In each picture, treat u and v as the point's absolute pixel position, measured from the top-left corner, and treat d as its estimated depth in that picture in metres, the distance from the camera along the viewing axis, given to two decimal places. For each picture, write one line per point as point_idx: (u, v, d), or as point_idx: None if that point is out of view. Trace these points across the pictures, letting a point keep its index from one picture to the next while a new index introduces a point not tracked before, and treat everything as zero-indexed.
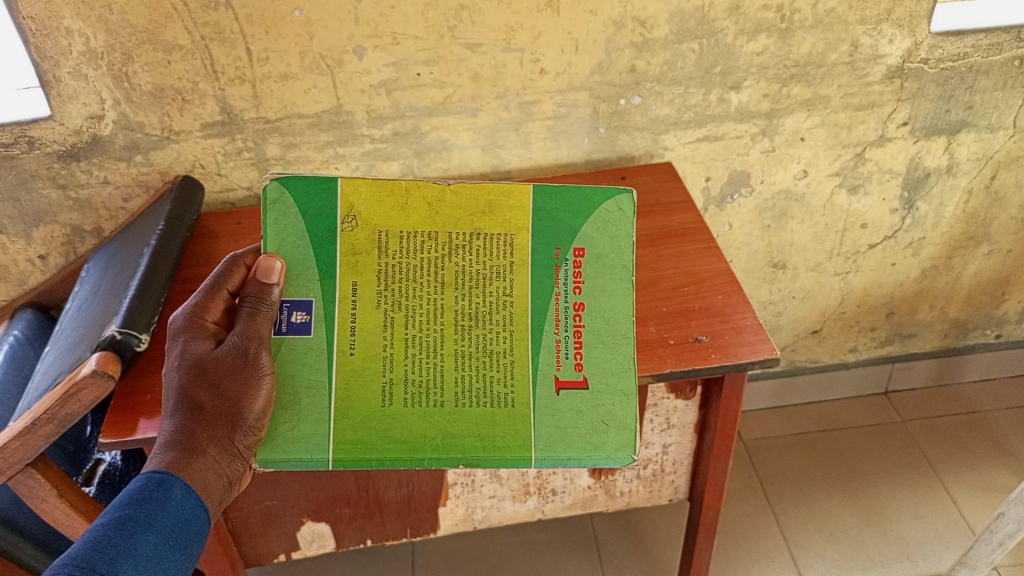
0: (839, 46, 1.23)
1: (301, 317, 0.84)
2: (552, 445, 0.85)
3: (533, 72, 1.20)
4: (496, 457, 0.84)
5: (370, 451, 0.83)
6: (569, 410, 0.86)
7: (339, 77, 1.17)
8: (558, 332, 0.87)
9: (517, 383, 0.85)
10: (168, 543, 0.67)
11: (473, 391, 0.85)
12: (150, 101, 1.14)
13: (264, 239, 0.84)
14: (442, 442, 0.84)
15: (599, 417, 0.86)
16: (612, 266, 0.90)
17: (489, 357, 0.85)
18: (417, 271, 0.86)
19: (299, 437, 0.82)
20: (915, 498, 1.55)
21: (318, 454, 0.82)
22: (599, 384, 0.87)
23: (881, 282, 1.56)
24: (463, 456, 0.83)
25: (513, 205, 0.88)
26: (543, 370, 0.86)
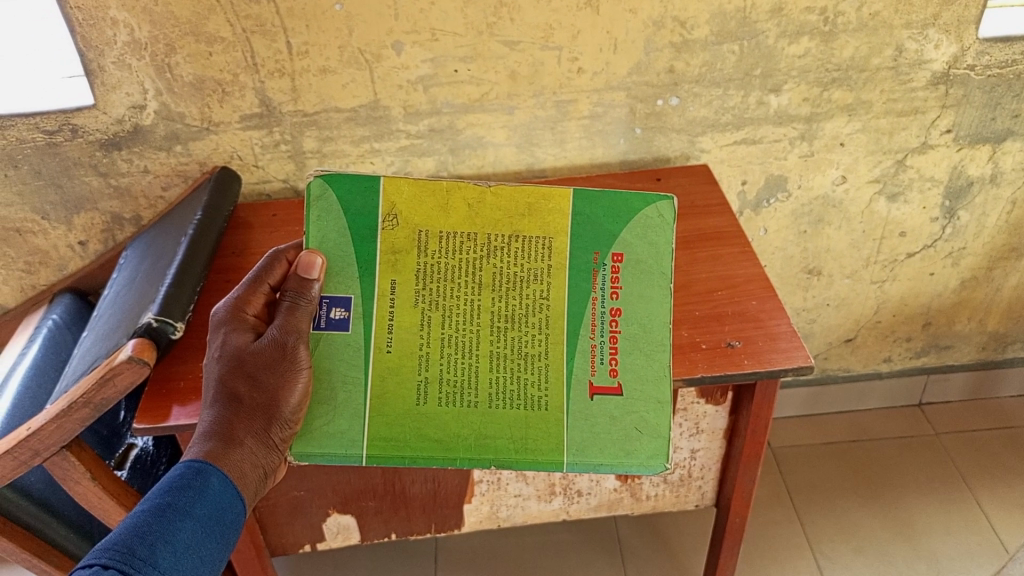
0: (883, 51, 1.20)
1: (340, 313, 0.85)
2: (585, 450, 0.85)
3: (571, 71, 1.20)
4: (529, 460, 0.84)
5: (402, 448, 0.83)
6: (602, 415, 0.86)
7: (377, 72, 1.17)
8: (594, 337, 0.87)
9: (551, 387, 0.85)
10: (205, 531, 0.68)
11: (508, 392, 0.85)
12: (191, 92, 1.16)
13: (307, 235, 0.86)
14: (475, 442, 0.84)
15: (633, 424, 0.86)
16: (650, 273, 0.89)
17: (524, 359, 0.85)
18: (455, 271, 0.86)
19: (334, 432, 0.83)
20: (948, 513, 1.52)
21: (352, 450, 0.83)
22: (633, 391, 0.87)
23: (918, 292, 1.53)
24: (496, 458, 0.83)
25: (552, 209, 0.88)
26: (577, 374, 0.86)
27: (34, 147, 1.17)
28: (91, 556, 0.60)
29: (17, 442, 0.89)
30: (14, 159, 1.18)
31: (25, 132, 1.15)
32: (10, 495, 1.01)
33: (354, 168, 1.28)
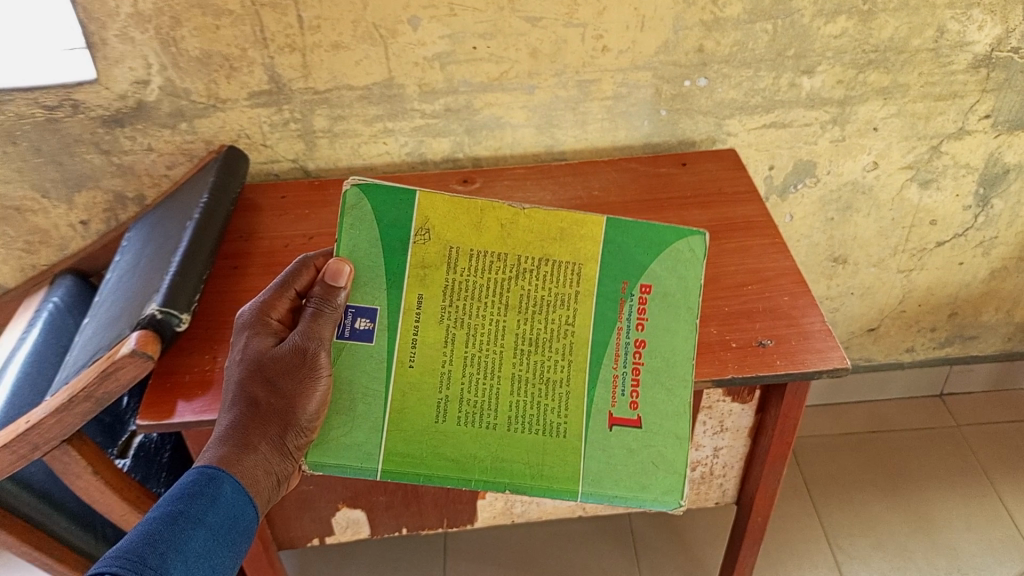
0: (924, 32, 1.15)
1: (365, 323, 0.80)
2: (600, 480, 0.81)
3: (595, 49, 1.14)
4: (544, 487, 0.80)
5: (418, 465, 0.79)
6: (620, 447, 0.82)
7: (392, 48, 1.12)
8: (616, 367, 0.82)
9: (572, 414, 0.81)
10: (216, 537, 0.66)
11: (528, 419, 0.81)
12: (197, 67, 1.11)
13: (340, 245, 0.80)
14: (491, 465, 0.80)
15: (649, 457, 0.82)
16: (678, 306, 0.85)
17: (546, 385, 0.81)
18: (483, 291, 0.82)
19: (350, 445, 0.79)
20: (968, 508, 1.49)
21: (367, 463, 0.79)
22: (653, 424, 0.83)
23: (946, 282, 1.49)
24: (511, 482, 0.80)
25: (585, 236, 0.83)
26: (598, 404, 0.82)
27: (33, 123, 1.12)
28: (100, 565, 0.58)
29: (16, 436, 0.85)
30: (12, 135, 1.13)
31: (23, 108, 1.10)
32: (10, 488, 0.97)
33: (366, 148, 1.23)
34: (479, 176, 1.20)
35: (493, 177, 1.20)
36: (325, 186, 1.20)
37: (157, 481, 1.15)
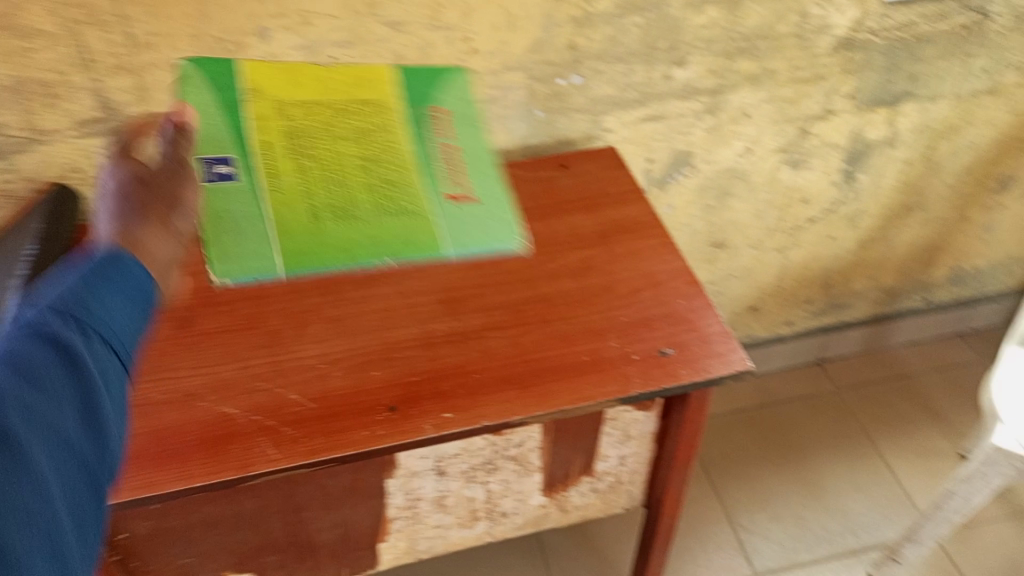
0: (789, 18, 1.15)
1: (223, 169, 0.93)
2: (460, 237, 0.96)
3: (463, 52, 1.07)
4: (417, 253, 0.93)
5: (309, 257, 0.91)
6: (465, 217, 0.98)
7: (240, 64, 1.01)
8: (445, 188, 0.97)
9: (420, 204, 0.95)
10: (134, 312, 0.54)
11: (379, 211, 0.94)
12: (10, 97, 0.96)
13: (195, 124, 0.92)
14: (370, 247, 0.92)
15: (490, 223, 0.99)
16: (466, 122, 1.04)
17: (394, 192, 0.95)
18: (319, 132, 0.95)
19: (247, 254, 0.92)
20: (854, 469, 1.55)
21: (265, 263, 0.91)
22: (484, 198, 1.00)
23: (819, 256, 1.53)
24: (388, 253, 0.92)
25: (376, 82, 0.99)
26: (438, 193, 0.97)
27: None
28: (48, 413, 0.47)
29: None
30: None
31: None
32: None
33: None
34: None
35: None
36: None
37: None
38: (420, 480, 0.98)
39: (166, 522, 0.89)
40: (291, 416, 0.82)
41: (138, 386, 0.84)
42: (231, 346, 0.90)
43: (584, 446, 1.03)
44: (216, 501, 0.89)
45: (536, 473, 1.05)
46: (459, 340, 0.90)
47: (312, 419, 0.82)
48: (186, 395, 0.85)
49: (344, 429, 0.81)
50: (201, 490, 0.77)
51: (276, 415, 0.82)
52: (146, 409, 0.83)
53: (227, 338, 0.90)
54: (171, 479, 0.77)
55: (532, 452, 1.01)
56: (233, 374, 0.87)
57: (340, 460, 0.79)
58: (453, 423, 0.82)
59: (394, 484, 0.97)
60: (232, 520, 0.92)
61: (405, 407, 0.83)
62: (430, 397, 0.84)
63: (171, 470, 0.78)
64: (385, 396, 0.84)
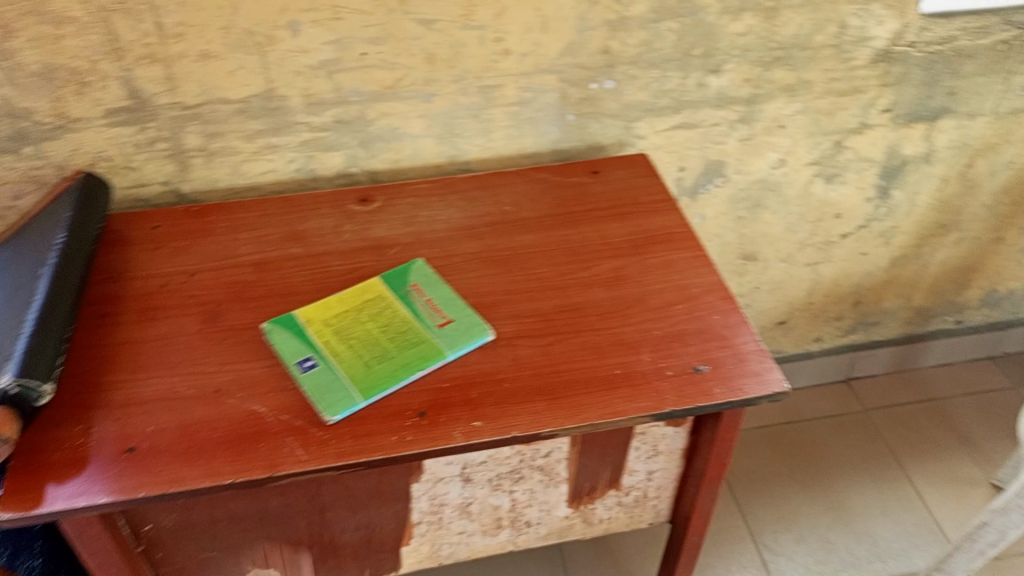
0: (826, 28, 1.13)
1: None
2: (451, 342, 0.88)
3: (495, 53, 1.06)
4: (430, 366, 0.85)
5: (373, 386, 0.83)
6: (454, 330, 0.90)
7: (270, 57, 1.00)
8: (439, 319, 0.91)
9: (422, 336, 0.89)
10: None
11: (411, 345, 0.88)
12: (40, 83, 0.96)
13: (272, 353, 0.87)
14: (403, 372, 0.85)
15: (461, 317, 0.91)
16: (436, 280, 0.96)
17: (406, 336, 0.89)
18: (343, 325, 0.90)
19: (326, 385, 0.83)
20: (883, 493, 1.51)
21: (347, 391, 0.82)
22: (462, 314, 0.91)
23: (850, 272, 1.50)
24: (420, 368, 0.85)
25: (371, 287, 0.95)
26: (429, 329, 0.90)
27: None
28: None
29: None
30: None
31: None
32: None
33: (248, 166, 1.10)
34: (378, 194, 1.10)
35: (393, 195, 1.10)
36: (205, 212, 1.07)
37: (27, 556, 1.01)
38: (446, 486, 0.95)
39: (191, 515, 0.89)
40: (318, 418, 0.80)
41: (167, 380, 0.84)
42: (254, 346, 0.88)
43: (613, 459, 1.00)
44: (242, 498, 0.88)
45: (562, 484, 1.01)
46: (488, 347, 0.88)
47: (338, 423, 0.80)
48: (214, 390, 0.83)
49: (371, 433, 0.79)
50: (224, 487, 0.75)
51: (302, 415, 0.81)
52: (173, 403, 0.82)
53: (254, 335, 0.90)
54: (193, 476, 0.75)
55: (558, 463, 0.98)
56: (260, 372, 0.85)
57: (365, 465, 0.77)
58: (482, 432, 0.79)
59: (419, 489, 0.95)
60: (255, 517, 0.91)
61: (434, 414, 0.81)
62: (460, 404, 0.82)
63: (195, 467, 0.76)
64: (416, 401, 0.82)
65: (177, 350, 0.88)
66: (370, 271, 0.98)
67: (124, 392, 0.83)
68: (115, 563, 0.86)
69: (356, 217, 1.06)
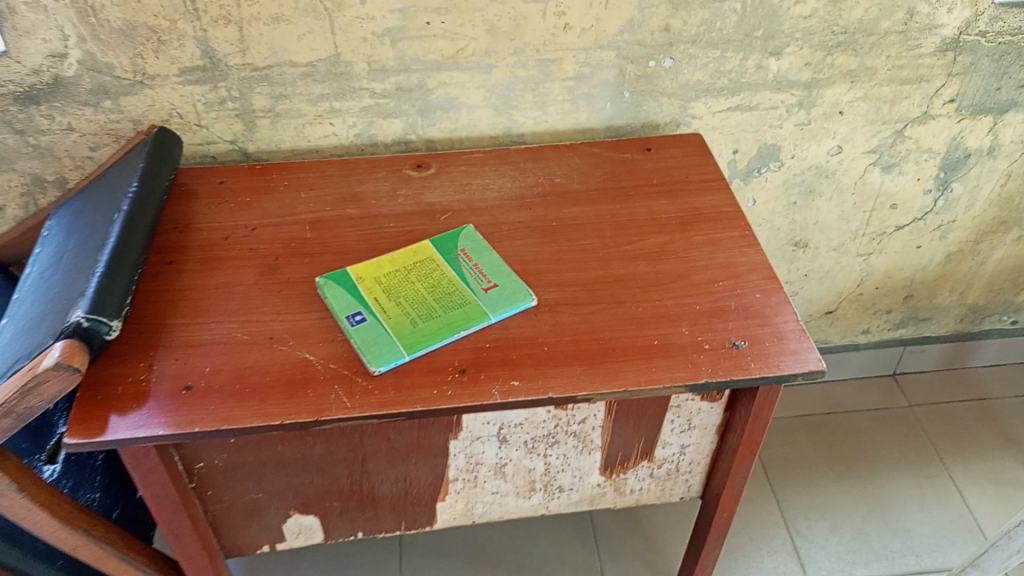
0: (894, 14, 1.12)
1: None
2: (494, 306, 0.91)
3: (556, 27, 1.08)
4: (473, 327, 0.88)
5: (418, 342, 0.87)
6: (498, 294, 0.92)
7: (338, 23, 1.03)
8: (484, 282, 0.94)
9: (468, 298, 0.92)
10: None
11: (457, 306, 0.91)
12: (120, 40, 1.01)
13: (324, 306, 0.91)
14: (448, 331, 0.88)
15: (505, 282, 0.94)
16: (484, 245, 0.99)
17: (452, 297, 0.92)
18: (393, 282, 0.94)
19: (373, 337, 0.87)
20: (921, 489, 1.50)
21: (393, 345, 0.86)
22: (507, 280, 0.94)
23: (903, 265, 1.48)
24: (464, 329, 0.88)
25: (423, 248, 0.99)
26: (475, 291, 0.93)
27: None
28: None
29: None
30: None
31: None
32: None
33: (311, 129, 1.14)
34: (433, 161, 1.13)
35: (448, 162, 1.13)
36: (268, 170, 1.11)
37: (90, 487, 1.07)
38: (483, 445, 0.99)
39: (240, 457, 0.93)
40: (364, 368, 0.85)
41: (225, 325, 0.89)
42: (308, 298, 0.92)
43: (647, 430, 1.02)
44: (288, 443, 0.93)
45: (596, 451, 1.04)
46: (531, 312, 0.91)
47: (384, 374, 0.84)
48: (268, 337, 0.88)
49: (414, 386, 0.83)
50: (274, 428, 0.80)
51: (350, 364, 0.85)
52: (229, 346, 0.87)
53: (309, 289, 0.94)
54: (245, 415, 0.80)
55: (593, 430, 1.00)
56: (313, 323, 0.90)
57: (408, 415, 0.81)
58: (520, 391, 0.82)
59: (456, 446, 0.99)
60: (301, 462, 0.96)
61: (474, 370, 0.84)
62: (500, 363, 0.85)
63: (250, 406, 0.81)
64: (457, 358, 0.86)
65: (235, 297, 0.93)
66: (421, 234, 1.01)
67: (185, 334, 0.88)
68: (169, 497, 0.91)
69: (412, 181, 1.09)
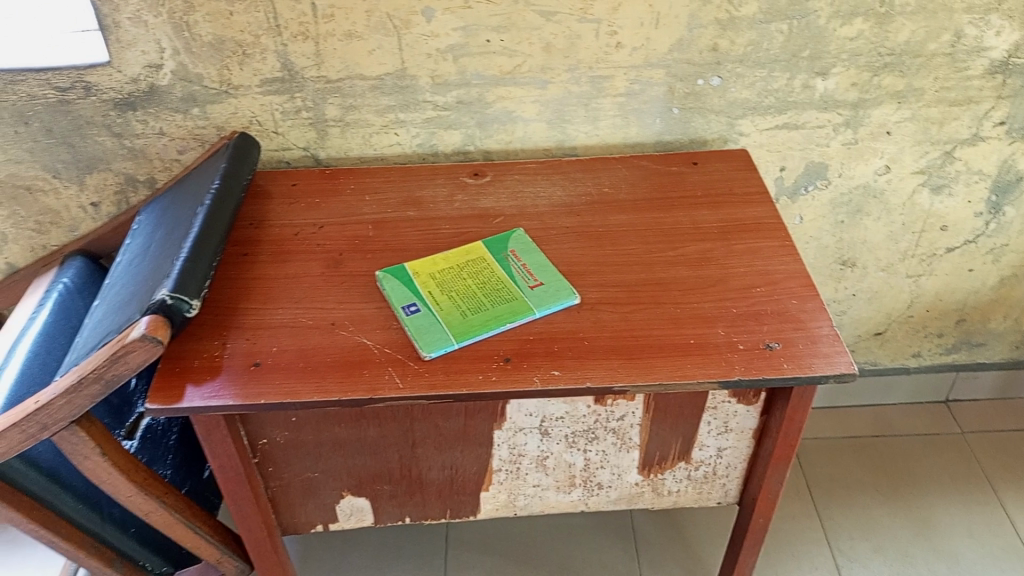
0: (941, 36, 1.15)
1: None
2: (539, 302, 0.96)
3: (608, 46, 1.14)
4: (519, 321, 0.94)
5: (466, 333, 0.93)
6: (543, 292, 0.98)
7: (405, 40, 1.12)
8: (530, 281, 1.00)
9: (515, 294, 0.98)
10: None
11: (504, 302, 0.97)
12: (210, 53, 1.11)
13: (383, 297, 0.98)
14: (495, 323, 0.94)
15: (550, 281, 1.00)
16: (533, 248, 1.05)
17: (500, 294, 0.98)
18: (446, 279, 1.00)
19: (425, 327, 0.94)
20: (970, 515, 1.49)
21: (443, 334, 0.93)
22: (552, 279, 1.00)
23: (955, 288, 1.48)
24: (509, 322, 0.94)
25: (476, 249, 1.05)
26: (521, 288, 0.99)
27: (45, 104, 1.13)
28: None
29: (24, 416, 0.87)
30: (24, 115, 1.14)
31: (36, 88, 1.11)
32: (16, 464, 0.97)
33: (378, 138, 1.23)
34: (489, 170, 1.20)
35: (503, 171, 1.20)
36: (337, 175, 1.20)
37: (164, 463, 1.16)
38: (525, 437, 1.04)
39: (300, 435, 1.01)
40: (416, 354, 0.91)
41: (292, 311, 0.97)
42: (368, 290, 1.00)
43: (684, 430, 1.05)
44: (345, 424, 1.00)
45: (634, 449, 1.08)
46: (574, 310, 0.96)
47: (434, 359, 0.90)
48: (330, 323, 0.95)
49: (461, 371, 0.89)
50: (332, 403, 0.86)
51: (403, 350, 0.91)
52: (295, 330, 0.95)
53: (368, 282, 1.01)
54: (307, 391, 0.87)
55: (631, 428, 1.04)
56: (371, 312, 0.97)
57: (453, 397, 0.86)
58: (559, 379, 0.87)
59: (500, 437, 1.04)
60: (355, 444, 1.03)
61: (518, 360, 0.90)
62: (542, 354, 0.90)
63: (311, 382, 0.88)
64: (502, 348, 0.91)
65: (302, 287, 1.01)
66: (475, 236, 1.08)
67: (255, 318, 0.96)
68: (235, 468, 0.98)
69: (468, 188, 1.16)
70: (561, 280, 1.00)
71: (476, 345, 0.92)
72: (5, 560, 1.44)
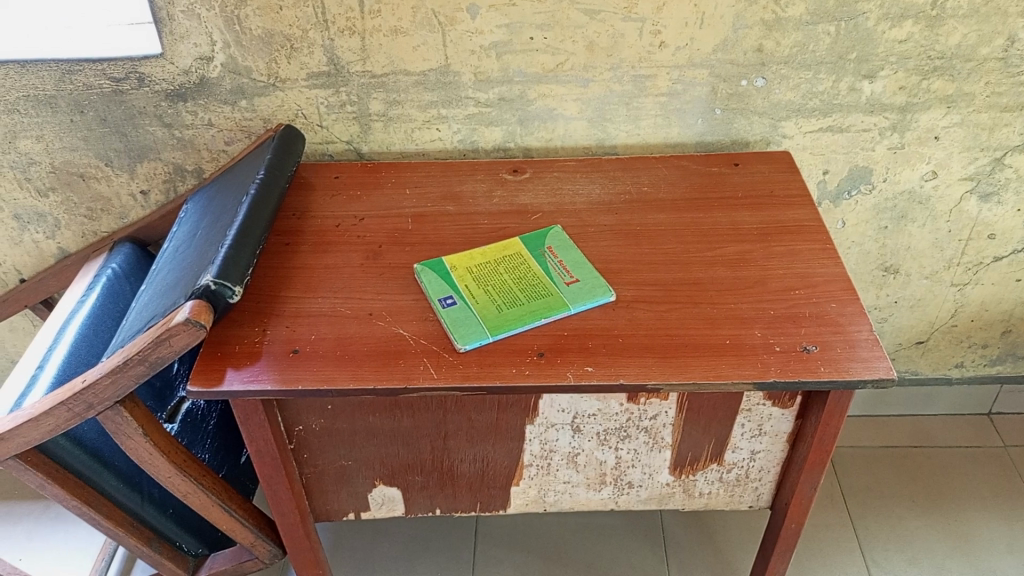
0: (993, 40, 1.12)
1: None
2: (574, 299, 0.97)
3: (652, 45, 1.14)
4: (552, 316, 0.95)
5: (501, 326, 0.94)
6: (578, 289, 0.98)
7: (450, 36, 1.13)
8: (568, 277, 1.00)
9: (550, 290, 0.98)
10: None
11: (539, 298, 0.97)
12: (259, 46, 1.13)
13: (422, 289, 0.99)
14: (530, 318, 0.94)
15: (586, 278, 1.00)
16: (569, 246, 1.05)
17: (535, 289, 0.99)
18: (484, 272, 1.01)
19: (463, 319, 0.95)
20: (1011, 531, 1.45)
21: (479, 326, 0.93)
22: (587, 277, 1.00)
23: (1001, 297, 1.45)
24: (543, 317, 0.94)
25: (513, 245, 1.06)
26: (557, 284, 0.99)
27: (100, 94, 1.16)
28: None
29: (72, 394, 0.89)
30: (80, 104, 1.17)
31: (91, 79, 1.14)
32: (62, 442, 1.00)
33: (419, 133, 1.24)
34: (529, 167, 1.21)
35: (542, 169, 1.20)
36: (378, 169, 1.22)
37: (202, 446, 1.19)
38: (557, 433, 1.05)
39: (335, 423, 1.02)
40: (451, 346, 0.92)
41: (331, 301, 0.99)
42: (405, 282, 1.01)
43: (717, 432, 1.05)
44: (379, 413, 1.01)
45: (666, 449, 1.07)
46: (609, 306, 0.96)
47: (469, 351, 0.91)
48: (368, 313, 0.97)
49: (495, 364, 0.89)
50: (367, 391, 0.88)
51: (439, 341, 0.92)
52: (334, 319, 0.96)
53: (407, 274, 1.02)
54: (342, 378, 0.88)
55: (663, 428, 1.04)
56: (408, 303, 0.98)
57: (487, 389, 0.87)
58: (593, 375, 0.87)
59: (533, 431, 1.05)
60: (389, 433, 1.04)
61: (552, 355, 0.90)
62: (577, 350, 0.91)
63: (347, 370, 0.89)
64: (537, 342, 0.92)
65: (342, 277, 1.02)
66: (513, 231, 1.09)
67: (295, 306, 0.98)
68: (271, 453, 1.00)
69: (508, 184, 1.17)
70: (598, 278, 1.00)
71: (511, 339, 0.92)
72: (49, 535, 1.48)
